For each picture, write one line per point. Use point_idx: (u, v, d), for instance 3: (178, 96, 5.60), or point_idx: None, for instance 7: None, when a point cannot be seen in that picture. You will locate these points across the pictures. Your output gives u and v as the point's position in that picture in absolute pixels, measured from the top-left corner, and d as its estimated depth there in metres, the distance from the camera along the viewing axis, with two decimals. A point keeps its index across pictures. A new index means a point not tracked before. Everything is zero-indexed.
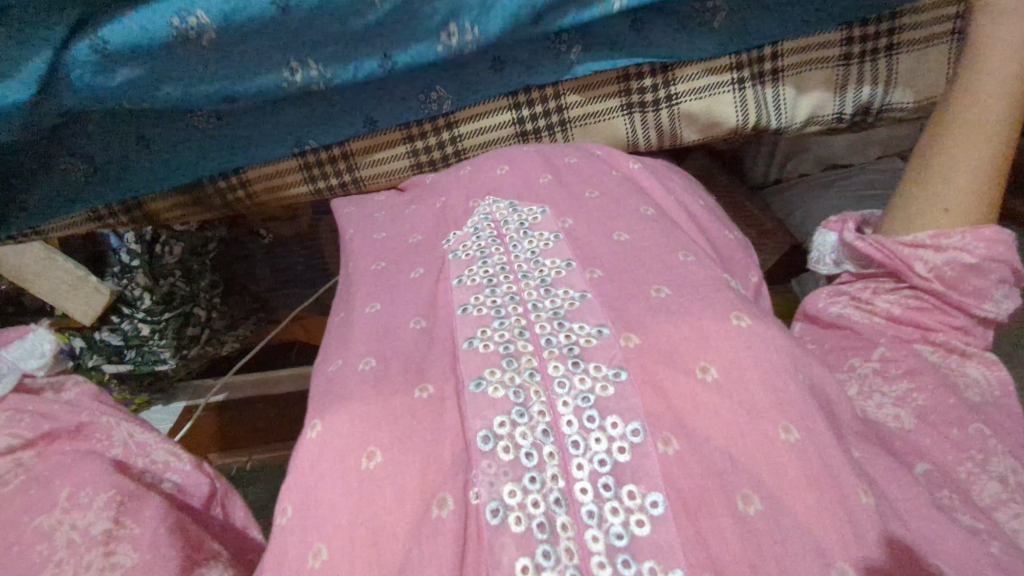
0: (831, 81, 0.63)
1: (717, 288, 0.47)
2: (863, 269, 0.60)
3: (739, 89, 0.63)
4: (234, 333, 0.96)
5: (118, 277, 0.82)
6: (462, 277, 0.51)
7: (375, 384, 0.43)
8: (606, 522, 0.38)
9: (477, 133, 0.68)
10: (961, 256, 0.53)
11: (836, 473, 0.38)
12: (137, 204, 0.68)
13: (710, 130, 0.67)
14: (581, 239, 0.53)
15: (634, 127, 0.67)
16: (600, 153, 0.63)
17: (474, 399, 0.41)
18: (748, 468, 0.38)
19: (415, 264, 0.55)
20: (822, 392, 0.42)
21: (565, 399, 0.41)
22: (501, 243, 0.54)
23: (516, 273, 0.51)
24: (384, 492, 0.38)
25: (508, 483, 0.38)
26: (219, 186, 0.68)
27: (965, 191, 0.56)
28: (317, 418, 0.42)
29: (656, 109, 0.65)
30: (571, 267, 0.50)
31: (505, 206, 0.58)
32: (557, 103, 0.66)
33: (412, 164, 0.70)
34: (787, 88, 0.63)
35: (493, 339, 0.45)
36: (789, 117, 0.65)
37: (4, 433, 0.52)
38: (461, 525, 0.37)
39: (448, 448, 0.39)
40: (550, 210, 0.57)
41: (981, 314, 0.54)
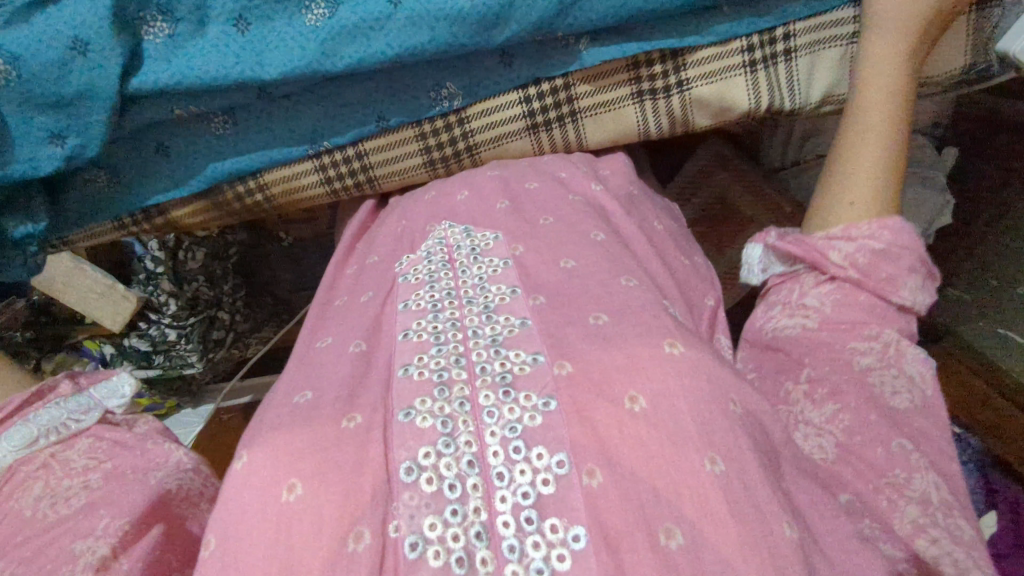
0: (842, 59, 0.64)
1: (657, 312, 0.46)
2: (789, 270, 0.59)
3: (752, 70, 0.63)
4: (260, 336, 1.03)
5: (143, 284, 0.87)
6: (407, 302, 0.51)
7: (305, 414, 0.43)
8: (527, 556, 0.37)
9: (489, 129, 0.64)
10: (869, 243, 0.54)
11: (759, 506, 0.37)
12: (161, 213, 0.67)
13: (723, 116, 0.65)
14: (528, 265, 0.53)
15: (645, 116, 0.65)
16: (560, 175, 0.62)
17: (401, 430, 0.41)
18: (671, 500, 0.37)
19: (366, 288, 0.55)
20: (757, 422, 0.42)
21: (493, 429, 0.41)
22: (450, 269, 0.53)
23: (461, 299, 0.50)
24: (302, 525, 0.37)
25: (428, 516, 0.38)
26: (240, 191, 0.66)
27: (871, 183, 0.57)
28: (245, 450, 0.42)
29: (668, 95, 0.63)
30: (516, 293, 0.50)
31: (458, 231, 0.57)
32: (567, 94, 0.63)
33: (424, 161, 0.66)
34: (800, 67, 0.63)
35: (427, 366, 0.45)
36: (803, 96, 0.65)
37: (83, 456, 0.54)
38: (379, 558, 0.37)
39: (369, 479, 0.39)
40: (503, 235, 0.56)
41: (899, 303, 0.52)
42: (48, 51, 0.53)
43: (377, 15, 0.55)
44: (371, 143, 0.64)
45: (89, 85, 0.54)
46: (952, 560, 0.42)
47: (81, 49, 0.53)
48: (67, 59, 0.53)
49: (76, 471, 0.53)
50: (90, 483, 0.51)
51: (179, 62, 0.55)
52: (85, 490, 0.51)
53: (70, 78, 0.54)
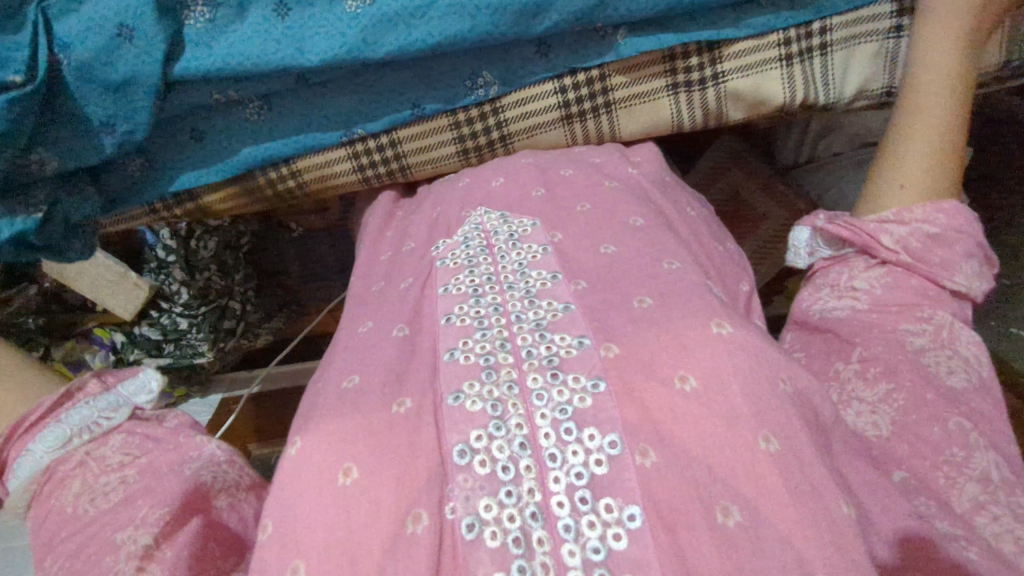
0: (878, 55, 0.63)
1: (701, 293, 0.46)
2: (835, 253, 0.59)
3: (787, 63, 0.62)
4: (270, 325, 1.03)
5: (154, 273, 0.85)
6: (448, 286, 0.51)
7: (354, 399, 0.43)
8: (583, 536, 0.37)
9: (523, 119, 0.64)
10: (923, 227, 0.54)
11: (816, 483, 0.37)
12: (192, 198, 0.66)
13: (756, 109, 0.65)
14: (568, 251, 0.53)
15: (679, 107, 0.64)
16: (594, 162, 0.63)
17: (451, 413, 0.41)
18: (726, 479, 0.38)
19: (405, 275, 0.55)
20: (807, 402, 0.42)
21: (542, 411, 0.41)
22: (489, 254, 0.53)
23: (502, 284, 0.51)
24: (360, 507, 0.38)
25: (483, 497, 0.38)
26: (272, 177, 0.65)
27: (927, 163, 0.57)
28: (298, 436, 0.42)
29: (703, 87, 0.63)
30: (556, 279, 0.50)
31: (495, 217, 0.57)
32: (602, 85, 0.63)
33: (458, 150, 0.66)
34: (835, 60, 0.63)
35: (473, 351, 0.45)
36: (837, 93, 0.64)
37: (117, 451, 0.53)
38: (437, 540, 0.37)
39: (422, 463, 0.39)
40: (540, 222, 0.56)
41: (952, 288, 0.52)
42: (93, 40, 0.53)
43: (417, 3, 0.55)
44: (405, 132, 0.64)
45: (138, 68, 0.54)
46: (1014, 537, 0.41)
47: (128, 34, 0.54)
48: (114, 45, 0.53)
49: (110, 468, 0.52)
50: (127, 478, 0.51)
51: (221, 51, 0.56)
52: (122, 485, 0.50)
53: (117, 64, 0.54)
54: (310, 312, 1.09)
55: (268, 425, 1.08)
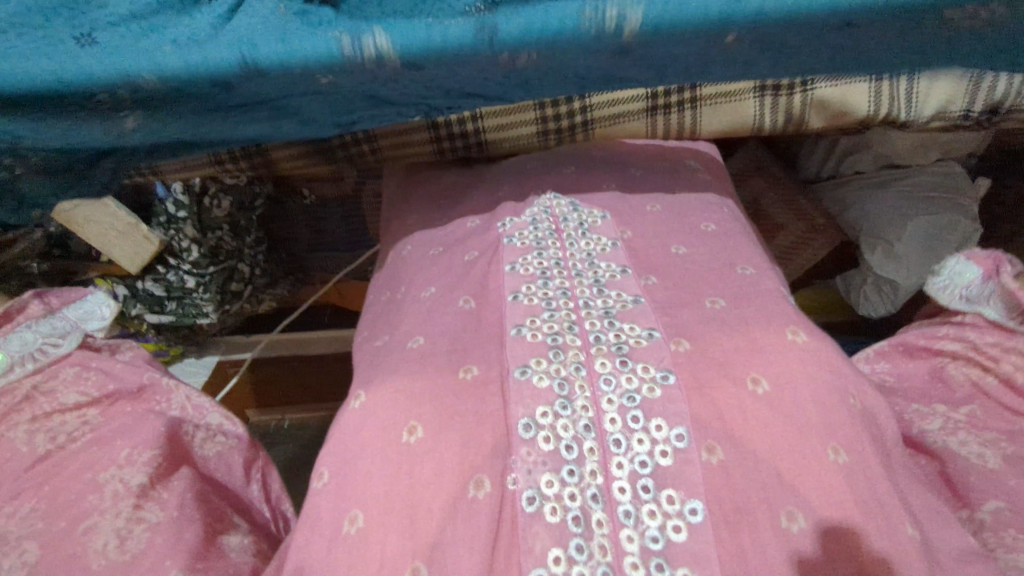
0: (969, 73, 0.56)
1: (774, 302, 0.46)
2: (1002, 321, 0.64)
3: (881, 74, 0.56)
4: (273, 292, 0.93)
5: (164, 227, 0.73)
6: (515, 265, 0.50)
7: (419, 360, 0.43)
8: (642, 524, 0.37)
9: (608, 103, 0.58)
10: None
11: (880, 498, 0.38)
12: (261, 152, 0.60)
13: (837, 119, 0.60)
14: (638, 247, 0.52)
15: (763, 109, 0.59)
16: (665, 167, 0.63)
17: (518, 386, 0.41)
18: (792, 484, 0.37)
19: (468, 249, 0.54)
20: (875, 419, 0.42)
21: (610, 397, 0.41)
22: (558, 238, 0.52)
23: (570, 271, 0.50)
24: (423, 467, 0.38)
25: (546, 473, 0.38)
26: (347, 141, 0.61)
27: None
28: (362, 390, 0.43)
29: (792, 91, 0.57)
30: (626, 273, 0.49)
31: (565, 203, 0.56)
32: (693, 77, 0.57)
33: (538, 130, 0.61)
34: (924, 77, 0.57)
35: (541, 329, 0.44)
36: (917, 107, 0.58)
37: (72, 391, 0.55)
38: (497, 507, 0.37)
39: (488, 429, 0.39)
40: (611, 215, 0.55)
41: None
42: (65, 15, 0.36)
43: None
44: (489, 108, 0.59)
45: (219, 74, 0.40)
46: None
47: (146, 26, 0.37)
48: None
49: (66, 407, 0.54)
50: (88, 419, 0.53)
51: None
52: (84, 425, 0.53)
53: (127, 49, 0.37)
54: (312, 281, 0.99)
55: (271, 394, 1.01)
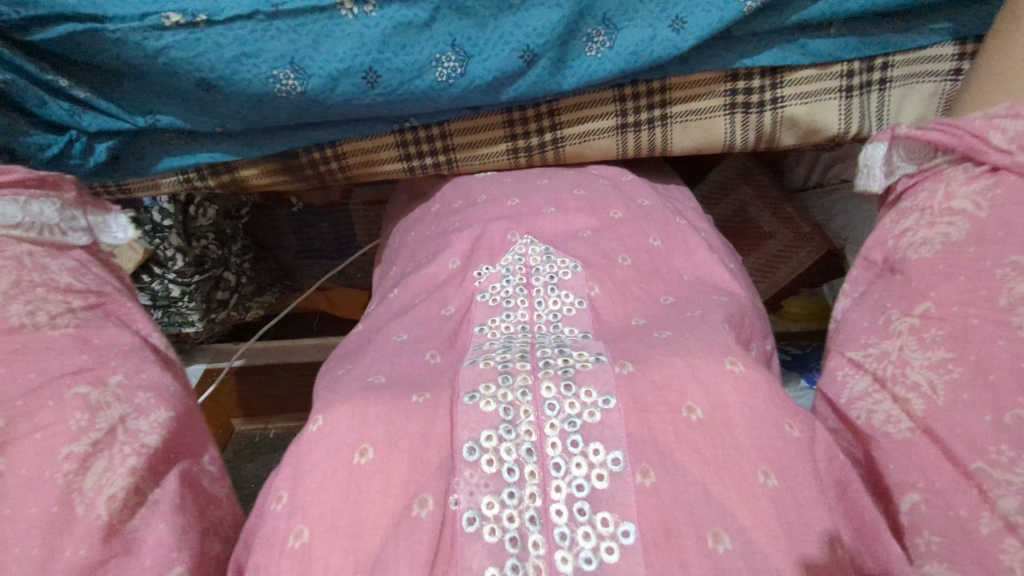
0: (932, 93, 0.67)
1: (720, 335, 0.48)
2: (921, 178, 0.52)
3: (846, 94, 0.67)
4: (261, 300, 0.97)
5: (148, 235, 0.78)
6: (483, 328, 0.52)
7: (378, 389, 0.45)
8: (576, 545, 0.38)
9: (579, 123, 0.69)
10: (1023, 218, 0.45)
11: (808, 523, 0.38)
12: (230, 169, 0.70)
13: (809, 136, 0.70)
14: (603, 314, 0.54)
15: (734, 127, 0.69)
16: (642, 205, 0.65)
17: (465, 411, 0.43)
18: (723, 505, 0.38)
19: (446, 299, 0.56)
20: (813, 443, 0.43)
21: (552, 421, 0.42)
22: (527, 297, 0.54)
23: (535, 334, 0.51)
24: (371, 486, 0.40)
25: (486, 495, 0.39)
26: (315, 158, 0.71)
27: None
28: (320, 414, 0.44)
29: (761, 110, 0.68)
30: (588, 339, 0.50)
31: (539, 251, 0.58)
32: (661, 97, 0.68)
33: (506, 149, 0.71)
34: (890, 96, 0.67)
35: (494, 358, 0.47)
36: (888, 124, 0.68)
37: (65, 274, 0.51)
38: (437, 526, 0.38)
39: (433, 451, 0.42)
40: (582, 266, 0.56)
41: None
42: (315, 15, 0.57)
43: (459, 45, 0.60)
44: (458, 127, 0.69)
45: (404, 72, 0.60)
46: None
47: (372, 79, 0.60)
48: None
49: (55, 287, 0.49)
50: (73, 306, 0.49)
51: None
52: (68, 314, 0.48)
53: (356, 54, 0.58)
54: (302, 289, 1.05)
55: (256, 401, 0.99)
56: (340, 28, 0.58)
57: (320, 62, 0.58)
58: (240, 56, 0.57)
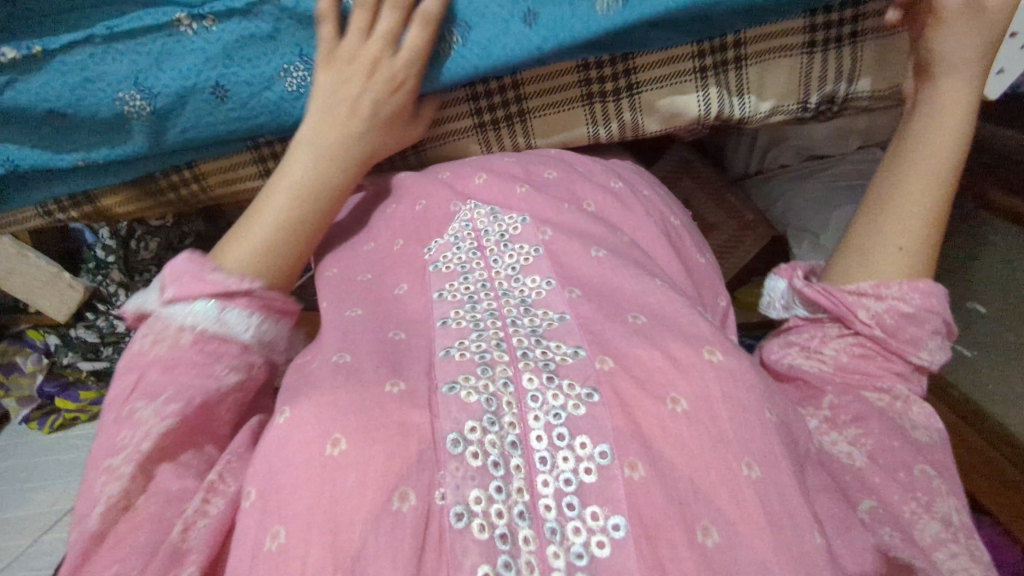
0: (795, 69, 0.61)
1: (697, 318, 0.47)
2: (812, 315, 0.56)
3: (702, 77, 0.61)
4: None
5: None
6: (442, 293, 0.49)
7: (347, 374, 0.42)
8: (568, 540, 0.38)
9: (430, 126, 0.64)
10: (899, 304, 0.51)
11: (792, 512, 0.39)
12: (91, 200, 0.66)
13: (672, 122, 0.63)
14: (559, 252, 0.51)
15: (593, 118, 0.63)
16: (580, 169, 0.60)
17: (446, 401, 0.41)
18: (710, 498, 0.39)
19: (398, 279, 0.53)
20: (789, 432, 0.44)
21: (536, 413, 0.42)
22: (481, 257, 0.52)
23: (496, 291, 0.49)
24: (347, 479, 0.37)
25: (474, 488, 0.38)
26: (173, 180, 0.65)
27: (921, 231, 0.53)
28: (287, 406, 0.41)
29: (616, 97, 0.62)
30: (550, 286, 0.49)
31: (485, 213, 0.55)
32: (515, 93, 0.62)
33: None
34: (750, 75, 0.61)
35: (469, 349, 0.45)
36: (753, 105, 0.62)
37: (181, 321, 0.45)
38: (423, 521, 0.37)
39: (414, 442, 0.39)
40: (531, 218, 0.54)
41: (917, 363, 0.51)
42: (153, 35, 0.54)
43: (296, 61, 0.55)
44: None
45: (253, 85, 0.55)
46: None
47: (223, 94, 0.55)
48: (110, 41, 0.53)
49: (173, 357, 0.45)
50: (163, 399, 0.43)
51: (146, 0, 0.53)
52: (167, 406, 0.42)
53: (202, 70, 0.54)
54: None
55: None
56: (179, 47, 0.54)
57: (162, 80, 0.54)
58: (83, 82, 0.54)
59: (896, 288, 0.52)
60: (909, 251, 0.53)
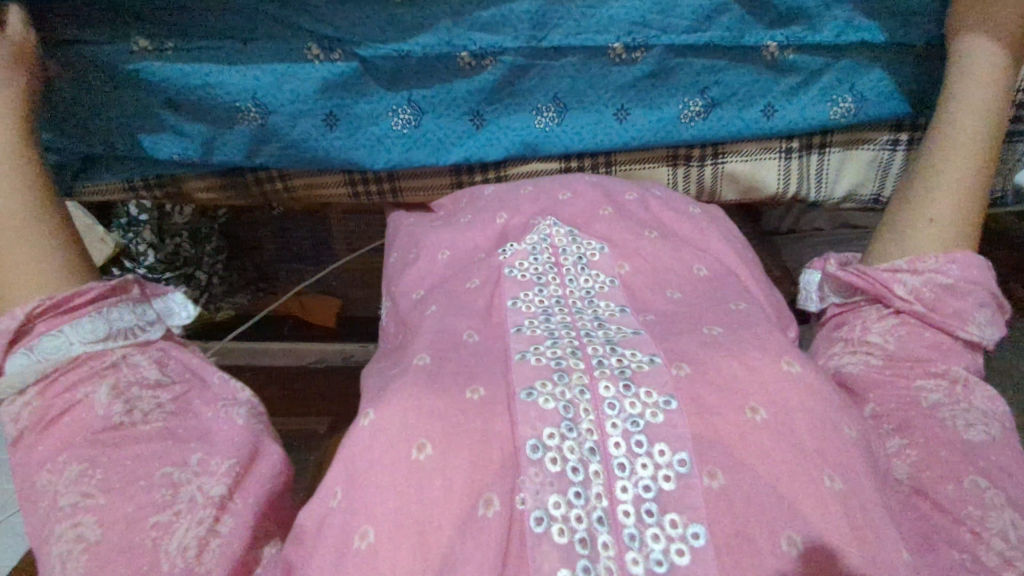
0: (873, 162, 0.67)
1: (771, 333, 0.47)
2: (846, 303, 0.58)
3: (786, 158, 0.66)
4: (232, 300, 0.90)
5: (123, 229, 0.83)
6: (516, 300, 0.50)
7: (427, 378, 0.43)
8: (646, 547, 0.39)
9: (521, 165, 0.66)
10: (936, 277, 0.53)
11: (874, 527, 0.39)
12: (175, 181, 0.66)
13: (748, 194, 0.69)
14: (635, 289, 0.52)
15: (676, 179, 0.68)
16: (661, 194, 0.61)
17: (525, 407, 0.41)
18: (794, 509, 0.38)
19: (471, 273, 0.54)
20: (869, 446, 0.43)
21: (614, 421, 0.42)
22: (558, 274, 0.52)
23: (570, 309, 0.50)
24: (433, 484, 0.38)
25: (553, 494, 0.39)
26: (260, 176, 0.66)
27: (957, 205, 0.56)
28: (370, 409, 0.42)
29: (701, 164, 0.67)
30: (625, 314, 0.50)
31: (565, 232, 0.55)
32: (605, 158, 0.67)
33: (452, 181, 0.68)
34: (831, 164, 0.67)
35: (545, 354, 0.45)
36: (827, 191, 0.69)
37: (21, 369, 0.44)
38: (506, 526, 0.38)
39: (495, 448, 0.40)
40: (608, 248, 0.55)
41: (967, 338, 0.51)
42: (281, 60, 0.57)
43: (415, 108, 0.60)
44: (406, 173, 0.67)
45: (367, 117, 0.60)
46: None
47: (333, 122, 0.60)
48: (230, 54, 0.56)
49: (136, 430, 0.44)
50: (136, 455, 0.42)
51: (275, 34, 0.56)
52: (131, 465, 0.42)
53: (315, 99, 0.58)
54: (277, 292, 0.93)
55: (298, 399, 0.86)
56: (299, 73, 0.57)
57: (281, 98, 0.58)
58: (203, 85, 0.57)
59: (933, 262, 0.54)
60: (941, 222, 0.56)
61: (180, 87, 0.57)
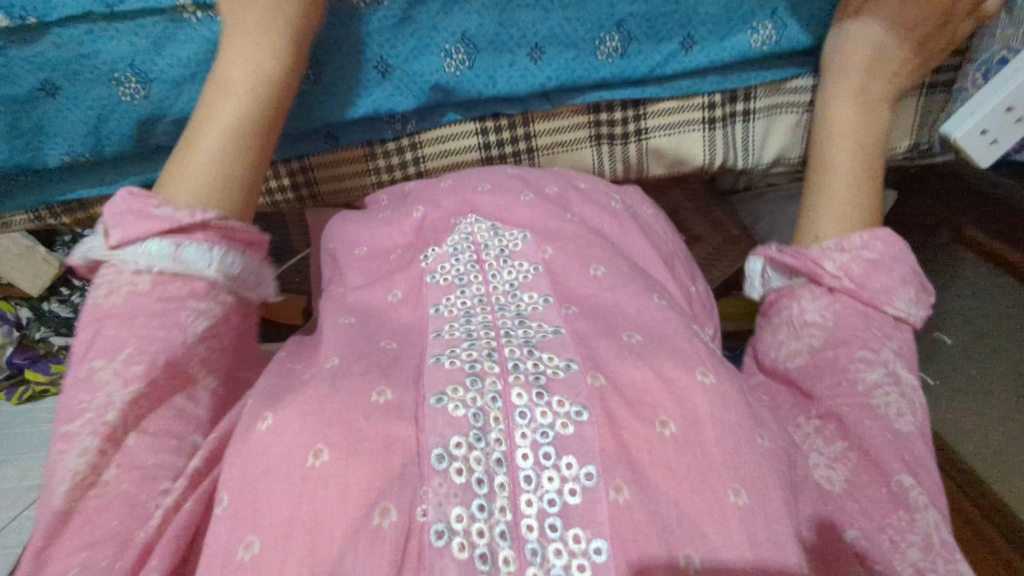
0: (795, 126, 0.68)
1: (692, 339, 0.46)
2: (788, 288, 0.55)
3: (709, 127, 0.67)
4: None
5: None
6: (438, 307, 0.48)
7: (333, 383, 0.42)
8: (548, 562, 0.38)
9: (443, 156, 0.67)
10: (863, 253, 0.52)
11: (777, 543, 0.38)
12: (83, 206, 0.65)
13: (676, 166, 0.70)
14: (559, 271, 0.51)
15: (600, 155, 0.69)
16: (582, 185, 0.60)
17: (433, 414, 0.41)
18: (697, 527, 0.38)
19: (391, 285, 0.52)
20: (783, 458, 0.43)
21: (523, 430, 0.41)
22: (480, 271, 0.51)
23: (493, 305, 0.48)
24: (327, 491, 0.37)
25: (456, 506, 0.38)
26: None
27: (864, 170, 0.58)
28: (269, 412, 0.41)
29: (624, 142, 0.68)
30: (549, 303, 0.49)
31: (486, 228, 0.54)
32: (524, 130, 0.66)
33: (373, 180, 0.69)
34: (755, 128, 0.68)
35: (460, 356, 0.44)
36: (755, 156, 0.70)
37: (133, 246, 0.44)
38: (403, 539, 0.36)
39: (397, 455, 0.39)
40: (531, 235, 0.53)
41: (895, 314, 0.51)
42: (153, 18, 0.54)
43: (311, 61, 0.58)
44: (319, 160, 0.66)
45: None
46: None
47: None
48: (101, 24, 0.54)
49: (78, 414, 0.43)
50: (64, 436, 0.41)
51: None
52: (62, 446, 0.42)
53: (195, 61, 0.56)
54: None
55: None
56: (180, 34, 0.55)
57: (162, 65, 0.56)
58: (78, 57, 0.54)
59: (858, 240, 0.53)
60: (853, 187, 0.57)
61: (52, 59, 0.54)
